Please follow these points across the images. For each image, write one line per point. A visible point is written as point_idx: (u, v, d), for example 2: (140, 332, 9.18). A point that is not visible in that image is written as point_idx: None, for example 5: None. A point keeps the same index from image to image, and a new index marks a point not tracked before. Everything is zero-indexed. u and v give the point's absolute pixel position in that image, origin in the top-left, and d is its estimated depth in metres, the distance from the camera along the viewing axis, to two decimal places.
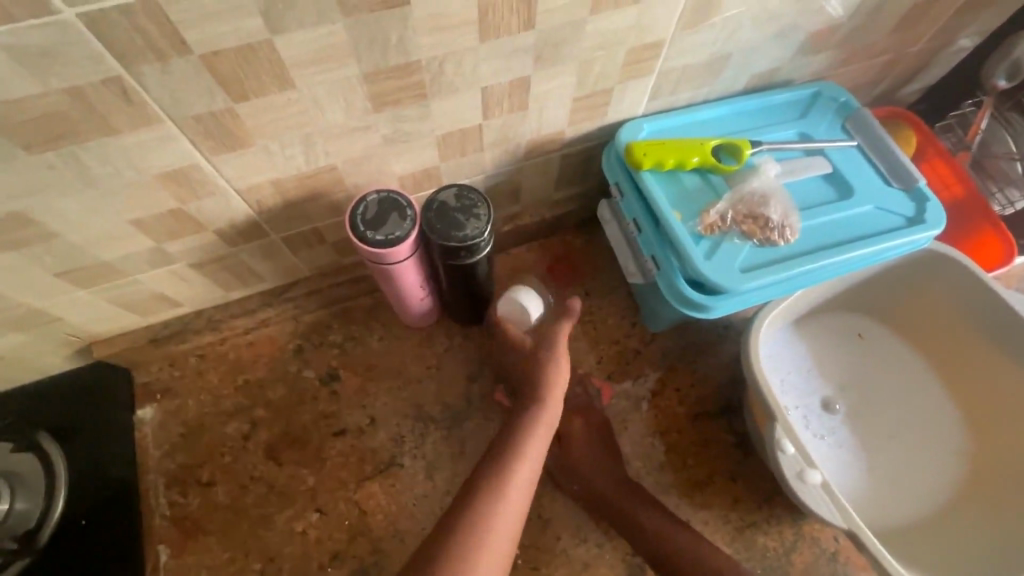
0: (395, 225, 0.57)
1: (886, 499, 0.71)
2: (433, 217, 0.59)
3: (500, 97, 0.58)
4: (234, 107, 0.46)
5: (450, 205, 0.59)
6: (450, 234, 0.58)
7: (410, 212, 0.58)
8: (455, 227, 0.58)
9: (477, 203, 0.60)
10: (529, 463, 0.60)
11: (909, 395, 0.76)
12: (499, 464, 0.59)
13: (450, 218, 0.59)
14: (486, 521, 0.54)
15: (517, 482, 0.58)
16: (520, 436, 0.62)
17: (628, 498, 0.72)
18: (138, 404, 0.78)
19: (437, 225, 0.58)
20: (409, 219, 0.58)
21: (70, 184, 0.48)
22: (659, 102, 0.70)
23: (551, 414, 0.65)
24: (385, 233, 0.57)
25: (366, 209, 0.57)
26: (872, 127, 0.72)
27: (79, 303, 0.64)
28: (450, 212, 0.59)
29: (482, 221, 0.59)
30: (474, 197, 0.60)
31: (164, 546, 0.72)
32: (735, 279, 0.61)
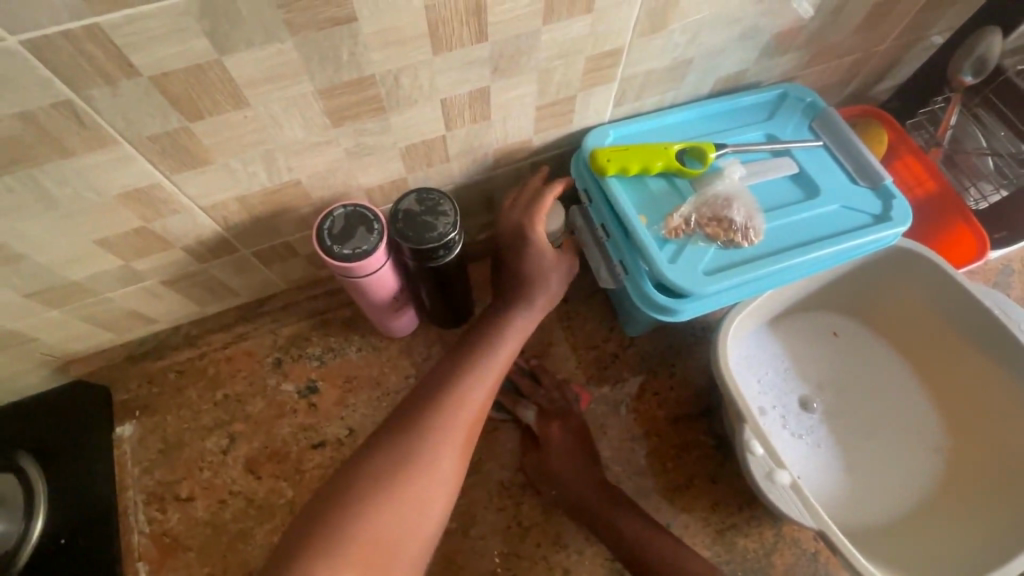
0: (362, 238, 0.58)
1: (865, 497, 0.71)
2: (403, 226, 0.59)
3: (460, 109, 0.59)
4: (191, 127, 0.47)
5: (415, 211, 0.59)
6: (424, 237, 0.58)
7: (377, 225, 0.59)
8: (427, 228, 0.59)
9: (439, 200, 0.60)
10: (501, 362, 0.63)
11: (880, 380, 0.77)
12: (470, 358, 0.62)
13: (420, 222, 0.59)
14: (453, 410, 0.58)
15: (485, 375, 0.61)
16: (493, 334, 0.65)
17: (604, 504, 0.71)
18: (116, 421, 0.78)
19: (408, 232, 0.58)
20: (376, 232, 0.58)
21: (30, 206, 0.48)
22: (625, 109, 0.71)
23: (528, 317, 0.67)
24: (351, 246, 0.57)
25: (332, 223, 0.58)
26: (838, 127, 0.72)
27: (53, 323, 0.65)
28: (418, 217, 0.59)
29: (450, 217, 0.59)
30: (436, 196, 0.60)
31: (142, 563, 0.71)
32: (699, 282, 0.61)
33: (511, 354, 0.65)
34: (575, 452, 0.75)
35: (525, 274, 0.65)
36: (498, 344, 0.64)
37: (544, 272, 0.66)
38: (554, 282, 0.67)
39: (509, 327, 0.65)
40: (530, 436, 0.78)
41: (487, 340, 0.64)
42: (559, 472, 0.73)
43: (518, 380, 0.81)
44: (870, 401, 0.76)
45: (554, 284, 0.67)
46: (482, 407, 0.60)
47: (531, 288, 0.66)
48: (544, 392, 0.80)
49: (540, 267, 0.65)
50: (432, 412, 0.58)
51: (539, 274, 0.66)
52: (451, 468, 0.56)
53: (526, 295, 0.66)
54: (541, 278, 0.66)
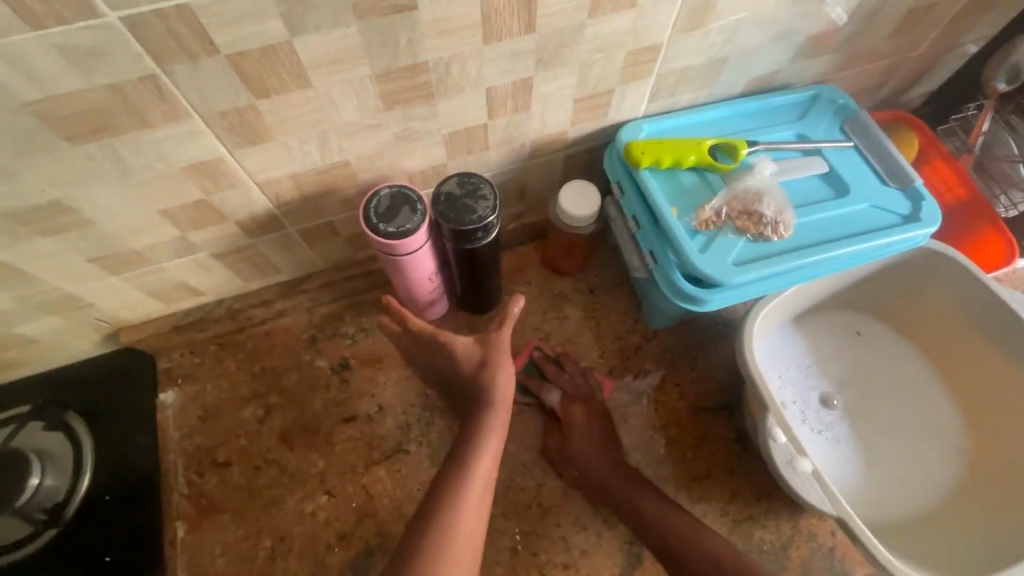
0: (406, 217, 0.60)
1: (884, 495, 0.72)
2: (445, 208, 0.61)
3: (504, 97, 0.61)
4: (257, 104, 0.51)
5: (456, 194, 0.62)
6: (464, 219, 0.61)
7: (420, 205, 0.61)
8: (467, 211, 0.61)
9: (480, 184, 0.63)
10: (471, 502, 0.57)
11: (900, 383, 0.77)
12: (450, 485, 0.57)
13: (461, 205, 0.62)
14: (443, 552, 0.53)
15: (471, 499, 0.56)
16: (468, 451, 0.59)
17: (626, 487, 0.73)
18: (160, 388, 0.82)
19: (449, 214, 0.61)
20: (419, 212, 0.61)
21: (106, 174, 0.52)
22: (660, 104, 0.73)
23: (493, 443, 0.60)
24: (396, 224, 0.60)
25: (378, 203, 0.61)
26: (869, 129, 0.74)
27: (110, 289, 0.69)
28: (458, 200, 0.62)
29: (490, 201, 0.62)
30: (477, 181, 0.63)
31: (181, 522, 0.75)
32: (728, 272, 0.62)
33: (492, 472, 0.60)
34: (597, 435, 0.77)
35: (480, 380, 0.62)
36: (477, 461, 0.58)
37: (494, 384, 0.61)
38: (512, 384, 0.62)
39: (482, 440, 0.59)
40: (554, 419, 0.81)
41: (460, 460, 0.58)
42: (583, 454, 0.75)
43: (543, 365, 0.83)
44: (891, 403, 0.76)
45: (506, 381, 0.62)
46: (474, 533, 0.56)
47: (491, 391, 0.61)
48: (569, 377, 0.82)
49: (487, 375, 0.62)
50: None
51: (489, 391, 0.61)
52: None
53: (488, 402, 0.61)
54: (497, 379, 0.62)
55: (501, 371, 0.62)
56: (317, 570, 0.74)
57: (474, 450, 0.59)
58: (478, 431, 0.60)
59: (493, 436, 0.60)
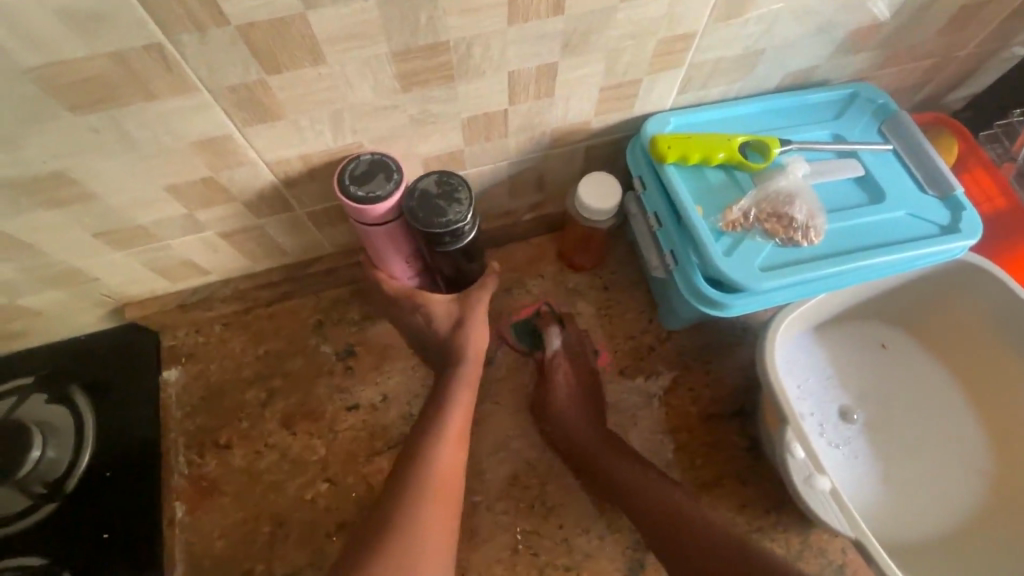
0: (379, 184, 0.58)
1: (903, 515, 0.69)
2: (415, 204, 0.58)
3: (527, 82, 0.58)
4: (268, 80, 0.48)
5: (432, 192, 0.59)
6: (432, 220, 0.58)
7: (397, 175, 0.58)
8: (437, 212, 0.58)
9: (457, 187, 0.60)
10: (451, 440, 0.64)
11: (924, 398, 0.74)
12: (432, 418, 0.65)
13: (433, 205, 0.58)
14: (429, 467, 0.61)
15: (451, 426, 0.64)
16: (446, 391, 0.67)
17: (605, 453, 0.73)
18: (163, 366, 0.81)
19: (419, 212, 0.58)
20: (394, 181, 0.58)
21: (110, 147, 0.50)
22: (689, 96, 0.70)
23: (467, 391, 0.67)
24: (367, 190, 0.57)
25: (356, 165, 0.58)
26: (909, 131, 0.70)
27: (115, 265, 0.68)
28: (432, 199, 0.59)
29: (464, 207, 0.59)
30: (456, 181, 0.60)
31: (180, 502, 0.74)
32: (754, 278, 0.59)
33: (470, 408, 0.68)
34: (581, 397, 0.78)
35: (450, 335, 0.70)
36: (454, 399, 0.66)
37: (466, 339, 0.69)
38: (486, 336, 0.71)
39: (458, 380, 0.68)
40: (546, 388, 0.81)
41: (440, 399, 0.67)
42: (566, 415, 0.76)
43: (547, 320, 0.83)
44: (912, 417, 0.73)
45: (478, 334, 0.70)
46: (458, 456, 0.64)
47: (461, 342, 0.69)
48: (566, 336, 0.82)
49: (461, 332, 0.70)
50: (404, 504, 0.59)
51: (463, 344, 0.69)
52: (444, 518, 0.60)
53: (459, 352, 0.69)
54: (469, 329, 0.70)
55: (474, 328, 0.70)
56: (315, 559, 0.73)
57: (450, 396, 0.67)
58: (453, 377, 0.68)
59: (467, 382, 0.68)
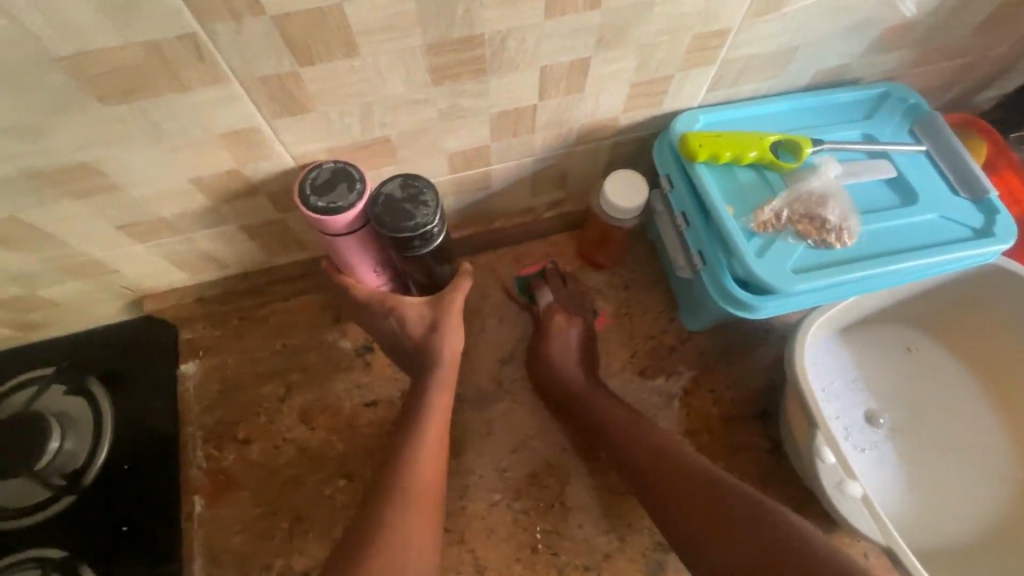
0: (341, 194, 0.55)
1: (930, 521, 0.68)
2: (380, 210, 0.56)
3: (558, 77, 0.57)
4: (300, 72, 0.47)
5: (396, 196, 0.56)
6: (400, 224, 0.55)
7: (360, 184, 0.55)
8: (404, 217, 0.55)
9: (423, 190, 0.57)
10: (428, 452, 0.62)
11: (950, 403, 0.73)
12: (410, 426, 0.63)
13: (399, 209, 0.56)
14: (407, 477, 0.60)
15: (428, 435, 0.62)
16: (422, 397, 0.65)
17: (593, 396, 0.74)
18: (181, 359, 0.81)
19: (385, 218, 0.55)
20: (357, 191, 0.55)
21: (139, 138, 0.49)
22: (719, 94, 0.68)
23: (443, 396, 0.65)
24: (328, 200, 0.54)
25: (317, 175, 0.55)
26: (942, 132, 0.68)
27: (136, 257, 0.67)
28: (397, 203, 0.56)
29: (431, 209, 0.56)
30: (421, 185, 0.57)
31: (199, 496, 0.75)
32: (787, 280, 0.58)
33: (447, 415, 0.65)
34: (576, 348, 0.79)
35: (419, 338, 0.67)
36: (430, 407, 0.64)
37: (441, 343, 0.65)
38: (461, 340, 0.67)
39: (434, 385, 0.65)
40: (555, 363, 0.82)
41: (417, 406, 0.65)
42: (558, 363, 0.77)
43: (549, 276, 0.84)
44: (939, 422, 0.72)
45: (451, 337, 0.66)
46: (436, 464, 0.62)
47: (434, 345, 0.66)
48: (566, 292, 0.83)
49: (436, 337, 0.66)
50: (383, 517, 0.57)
51: (438, 347, 0.66)
52: (425, 530, 0.58)
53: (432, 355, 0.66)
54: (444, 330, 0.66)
55: (449, 333, 0.66)
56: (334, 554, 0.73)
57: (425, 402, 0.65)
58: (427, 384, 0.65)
59: (442, 387, 0.66)
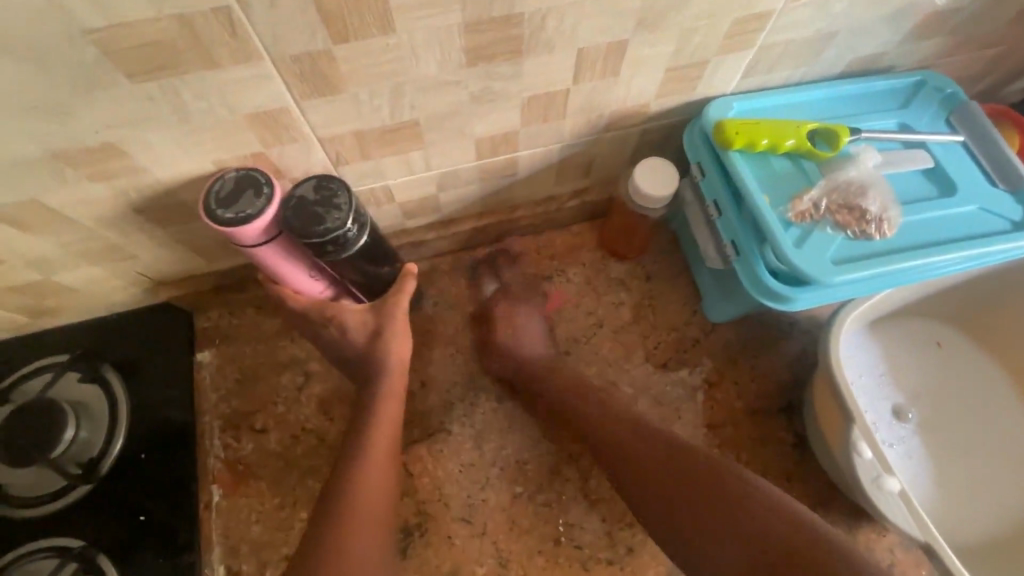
0: (248, 202, 0.51)
1: (960, 518, 0.67)
2: (292, 214, 0.52)
3: (594, 59, 0.55)
4: (333, 50, 0.45)
5: (309, 199, 0.52)
6: (309, 229, 0.51)
7: (268, 188, 0.52)
8: (314, 221, 0.52)
9: (337, 191, 0.53)
10: (376, 462, 0.60)
11: (980, 399, 0.72)
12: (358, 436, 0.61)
13: (309, 213, 0.52)
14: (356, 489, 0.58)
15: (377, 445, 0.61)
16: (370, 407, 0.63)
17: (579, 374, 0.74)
18: (197, 348, 0.80)
19: (294, 222, 0.52)
20: (265, 197, 0.52)
21: (165, 118, 0.47)
22: (753, 81, 0.66)
23: (392, 404, 0.63)
24: (235, 210, 0.51)
25: (221, 186, 0.52)
26: (980, 124, 0.66)
27: (154, 243, 0.66)
28: (308, 207, 0.52)
29: (345, 211, 0.53)
30: (335, 185, 0.53)
31: (217, 487, 0.74)
32: (826, 271, 0.57)
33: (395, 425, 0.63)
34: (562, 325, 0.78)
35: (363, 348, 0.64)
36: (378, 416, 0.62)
37: (386, 350, 0.64)
38: (408, 347, 0.65)
39: (382, 394, 0.63)
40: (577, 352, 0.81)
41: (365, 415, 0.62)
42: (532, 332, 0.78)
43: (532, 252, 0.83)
44: (968, 417, 0.71)
45: (395, 344, 0.64)
46: (382, 476, 0.60)
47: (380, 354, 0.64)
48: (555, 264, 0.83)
49: (381, 344, 0.64)
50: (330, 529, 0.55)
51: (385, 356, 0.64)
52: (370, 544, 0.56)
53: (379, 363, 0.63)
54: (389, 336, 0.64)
55: (393, 339, 0.64)
56: None
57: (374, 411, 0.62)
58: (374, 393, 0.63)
59: (391, 396, 0.63)
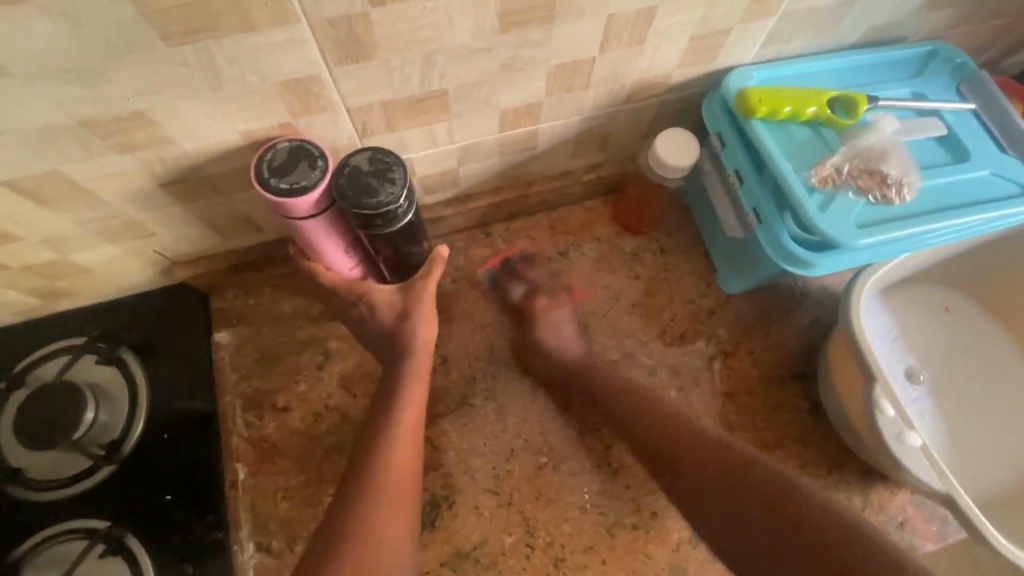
0: (302, 173, 0.51)
1: (970, 472, 0.70)
2: (344, 183, 0.51)
3: (622, 27, 0.55)
4: (371, 13, 0.45)
5: (363, 170, 0.51)
6: (361, 201, 0.50)
7: (321, 162, 0.51)
8: (368, 193, 0.50)
9: (392, 165, 0.52)
10: (400, 444, 0.57)
11: (987, 359, 0.75)
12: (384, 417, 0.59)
13: (363, 184, 0.51)
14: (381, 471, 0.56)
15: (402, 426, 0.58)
16: (394, 388, 0.60)
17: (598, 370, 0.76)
18: (214, 328, 0.80)
19: (346, 191, 0.51)
20: (319, 169, 0.51)
21: (198, 85, 0.47)
22: (771, 50, 0.67)
23: (416, 384, 0.60)
24: (290, 180, 0.50)
25: (273, 156, 0.51)
26: (990, 92, 0.68)
27: (173, 219, 0.64)
28: (362, 177, 0.51)
29: (398, 187, 0.51)
30: (391, 160, 0.52)
31: (242, 465, 0.74)
32: (849, 234, 0.58)
33: (422, 406, 0.60)
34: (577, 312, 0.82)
35: (387, 329, 0.62)
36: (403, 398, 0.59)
37: (413, 331, 0.60)
38: (435, 331, 0.62)
39: (406, 375, 0.60)
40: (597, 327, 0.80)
41: (390, 396, 0.60)
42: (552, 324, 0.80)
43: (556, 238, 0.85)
44: (976, 378, 0.74)
45: (422, 327, 0.61)
46: (411, 457, 0.58)
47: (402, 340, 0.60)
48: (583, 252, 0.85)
49: (407, 325, 0.61)
50: (356, 510, 0.54)
51: (409, 338, 0.60)
52: (401, 522, 0.55)
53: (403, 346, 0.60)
54: (417, 320, 0.61)
55: (421, 320, 0.61)
56: None
57: (398, 391, 0.60)
58: (396, 373, 0.60)
59: (415, 377, 0.60)
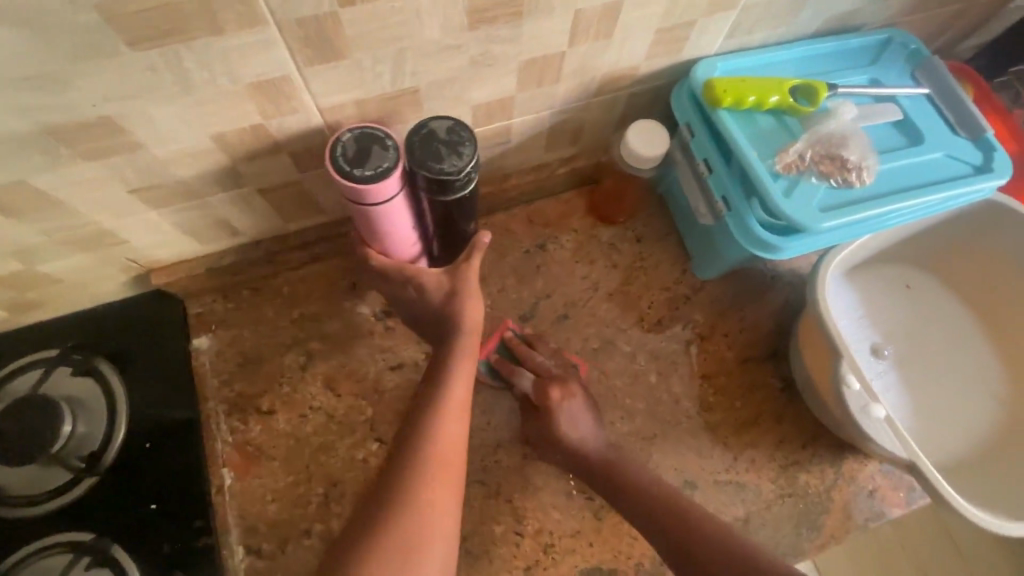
0: (379, 156, 0.51)
1: (933, 440, 0.74)
2: (417, 147, 0.52)
3: (590, 22, 0.56)
4: (341, 13, 0.45)
5: (438, 136, 0.53)
6: (428, 165, 0.52)
7: (391, 142, 0.52)
8: (435, 158, 0.52)
9: (465, 139, 0.53)
10: (452, 415, 0.57)
11: (947, 333, 0.79)
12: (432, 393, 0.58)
13: (434, 150, 0.52)
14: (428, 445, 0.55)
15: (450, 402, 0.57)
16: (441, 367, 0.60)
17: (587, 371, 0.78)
18: (194, 333, 0.78)
19: (418, 154, 0.52)
20: (392, 149, 0.52)
21: (168, 90, 0.46)
22: (735, 41, 0.69)
23: (465, 363, 0.60)
24: (371, 166, 0.51)
25: (344, 148, 0.51)
26: (943, 77, 0.71)
27: (145, 225, 0.63)
28: (435, 143, 0.52)
29: (466, 160, 0.53)
30: (465, 133, 0.53)
31: (229, 470, 0.73)
32: (812, 217, 0.61)
33: (471, 384, 0.60)
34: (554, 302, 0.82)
35: (436, 308, 0.63)
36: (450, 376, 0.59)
37: (461, 311, 0.62)
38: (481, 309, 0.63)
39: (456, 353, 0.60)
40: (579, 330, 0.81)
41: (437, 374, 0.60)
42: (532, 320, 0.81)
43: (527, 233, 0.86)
44: (937, 351, 0.78)
45: (470, 305, 0.62)
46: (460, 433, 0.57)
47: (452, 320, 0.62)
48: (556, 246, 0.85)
49: (457, 302, 0.62)
50: (402, 485, 0.53)
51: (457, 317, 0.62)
52: (448, 498, 0.54)
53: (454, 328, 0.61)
54: (466, 298, 0.62)
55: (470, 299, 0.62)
56: None
57: (445, 369, 0.60)
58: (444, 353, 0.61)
59: (464, 356, 0.60)
